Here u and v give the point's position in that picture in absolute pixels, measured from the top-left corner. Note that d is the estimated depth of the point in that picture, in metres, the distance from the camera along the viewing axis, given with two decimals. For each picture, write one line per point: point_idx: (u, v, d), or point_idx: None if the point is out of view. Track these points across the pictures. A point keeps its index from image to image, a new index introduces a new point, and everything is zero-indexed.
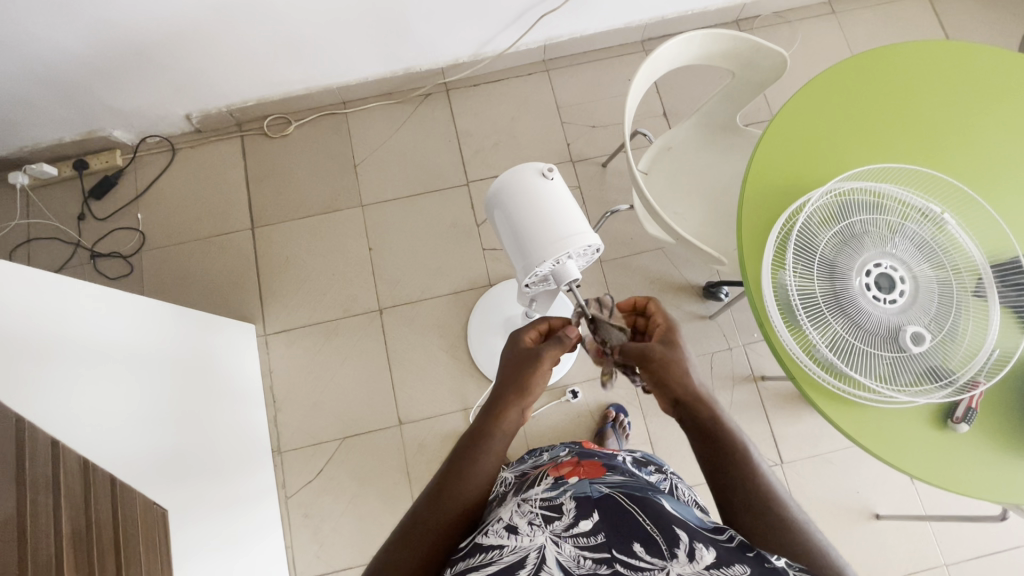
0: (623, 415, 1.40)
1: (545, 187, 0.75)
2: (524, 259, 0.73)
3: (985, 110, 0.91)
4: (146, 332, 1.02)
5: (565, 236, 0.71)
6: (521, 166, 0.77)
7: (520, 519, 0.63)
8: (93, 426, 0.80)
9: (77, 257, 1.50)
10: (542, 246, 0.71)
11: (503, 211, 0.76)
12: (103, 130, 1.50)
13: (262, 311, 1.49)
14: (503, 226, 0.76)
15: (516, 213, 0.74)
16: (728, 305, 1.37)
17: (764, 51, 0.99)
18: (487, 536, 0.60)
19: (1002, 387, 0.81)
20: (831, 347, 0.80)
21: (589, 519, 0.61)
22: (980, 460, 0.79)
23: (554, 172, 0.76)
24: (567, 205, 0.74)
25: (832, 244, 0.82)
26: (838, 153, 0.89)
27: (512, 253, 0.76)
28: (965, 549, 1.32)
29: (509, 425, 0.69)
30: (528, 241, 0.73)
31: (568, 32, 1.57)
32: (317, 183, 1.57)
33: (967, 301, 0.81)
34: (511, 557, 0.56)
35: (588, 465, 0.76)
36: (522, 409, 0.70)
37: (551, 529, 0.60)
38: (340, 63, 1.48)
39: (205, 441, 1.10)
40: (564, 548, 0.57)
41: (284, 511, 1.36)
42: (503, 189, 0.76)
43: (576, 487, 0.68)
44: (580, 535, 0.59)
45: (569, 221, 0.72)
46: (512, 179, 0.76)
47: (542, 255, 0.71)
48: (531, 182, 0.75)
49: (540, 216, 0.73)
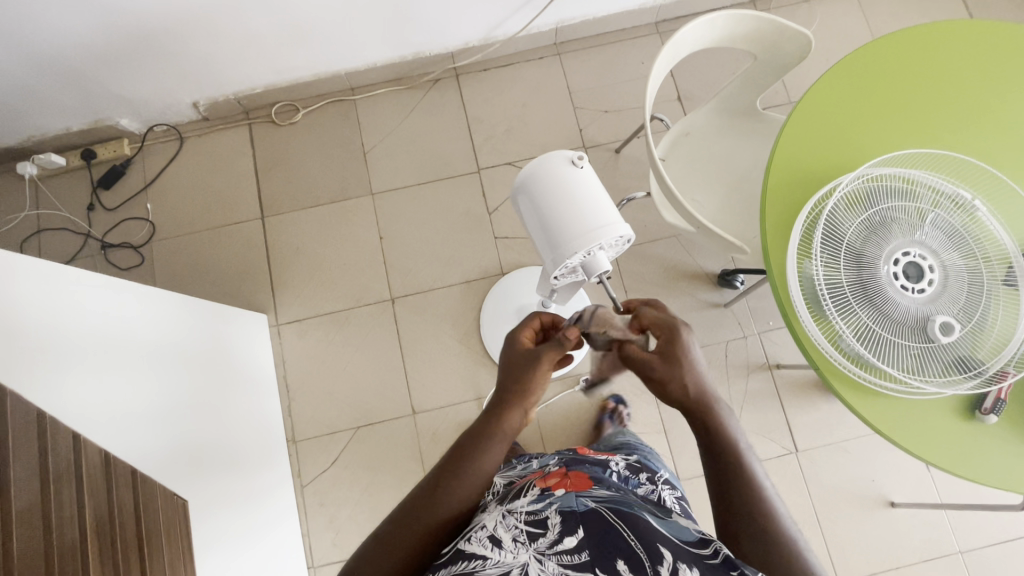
0: (622, 406, 1.41)
1: (574, 176, 0.73)
2: (554, 251, 0.72)
3: (1020, 91, 0.88)
4: (161, 325, 1.02)
5: (596, 227, 0.69)
6: (550, 154, 0.75)
7: (504, 531, 0.64)
8: (111, 420, 0.80)
9: (87, 249, 1.50)
10: (572, 238, 0.70)
11: (530, 201, 0.75)
12: (110, 119, 1.48)
13: (273, 301, 1.49)
14: (530, 216, 0.75)
15: (544, 203, 0.73)
16: (744, 293, 1.35)
17: (789, 32, 0.96)
18: (471, 543, 0.62)
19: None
20: (856, 337, 0.78)
21: (574, 534, 0.62)
22: (1006, 454, 0.78)
23: (584, 161, 0.74)
24: (598, 195, 0.73)
25: (861, 231, 0.81)
26: (866, 137, 0.87)
27: (540, 244, 0.75)
28: (981, 536, 1.32)
29: (510, 427, 0.68)
30: (557, 232, 0.72)
31: (580, 14, 1.54)
32: (327, 171, 1.55)
33: (998, 290, 0.79)
34: (494, 570, 0.58)
35: (575, 477, 0.79)
36: (523, 411, 0.70)
37: (535, 546, 0.62)
38: (347, 48, 1.45)
39: (221, 433, 1.10)
40: (547, 566, 0.58)
41: (301, 500, 1.37)
42: (531, 178, 0.75)
43: (562, 500, 0.70)
44: (563, 553, 0.60)
45: (599, 211, 0.71)
46: (540, 167, 0.74)
47: (573, 247, 0.69)
48: (561, 170, 0.73)
49: (569, 207, 0.71)
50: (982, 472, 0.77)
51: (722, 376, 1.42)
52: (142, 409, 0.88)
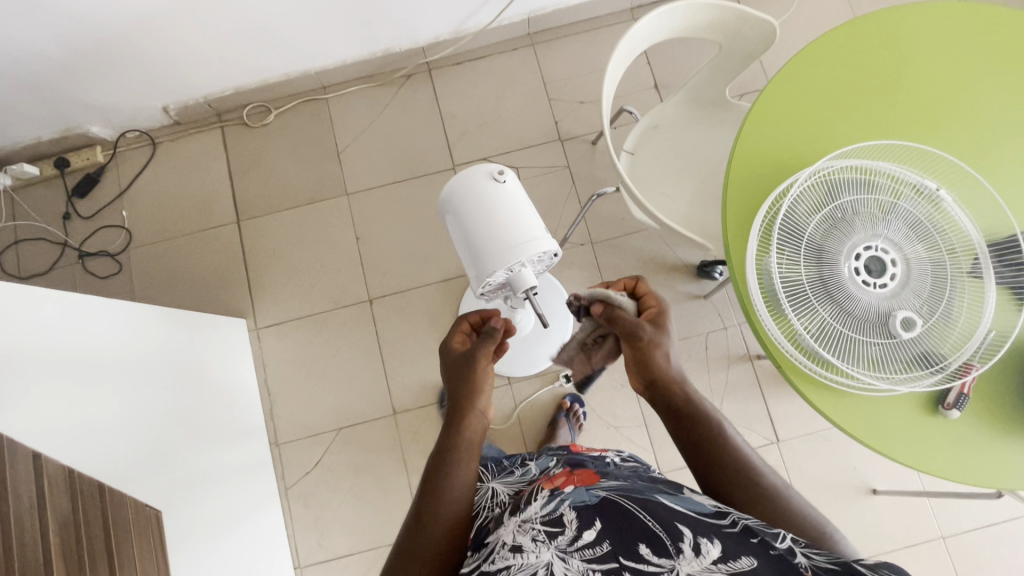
0: (578, 405, 1.38)
1: (495, 190, 0.72)
2: (476, 268, 0.72)
3: (988, 76, 0.86)
4: (134, 337, 1.02)
5: (516, 244, 0.69)
6: (471, 168, 0.74)
7: (523, 537, 0.61)
8: (80, 436, 0.81)
9: (66, 258, 1.50)
10: (492, 255, 0.70)
11: (453, 217, 0.74)
12: (81, 127, 1.47)
13: (252, 305, 1.49)
14: (456, 233, 0.75)
15: (468, 220, 0.73)
16: (722, 284, 1.34)
17: (752, 20, 0.93)
18: (494, 562, 0.60)
19: (1001, 371, 0.79)
20: (817, 335, 0.77)
21: (592, 527, 0.60)
22: (987, 450, 0.77)
23: (506, 174, 0.73)
24: (520, 210, 0.72)
25: (821, 227, 0.79)
26: (830, 128, 0.85)
27: (466, 260, 0.75)
28: (962, 521, 1.32)
29: (472, 434, 0.71)
30: (481, 249, 0.72)
31: (552, 3, 1.51)
32: (301, 172, 1.54)
33: (961, 281, 0.78)
34: None
35: (582, 474, 0.75)
36: (481, 414, 0.73)
37: (556, 544, 0.58)
38: (316, 47, 1.43)
39: (200, 442, 1.11)
40: (572, 564, 0.55)
41: (285, 502, 1.38)
42: (454, 194, 0.74)
43: (573, 496, 0.66)
44: (585, 548, 0.57)
45: (524, 228, 0.71)
46: (462, 183, 0.74)
47: (493, 264, 0.70)
48: (482, 186, 0.73)
49: (491, 224, 0.71)
50: (959, 469, 0.77)
51: (703, 368, 1.41)
52: (112, 425, 0.88)
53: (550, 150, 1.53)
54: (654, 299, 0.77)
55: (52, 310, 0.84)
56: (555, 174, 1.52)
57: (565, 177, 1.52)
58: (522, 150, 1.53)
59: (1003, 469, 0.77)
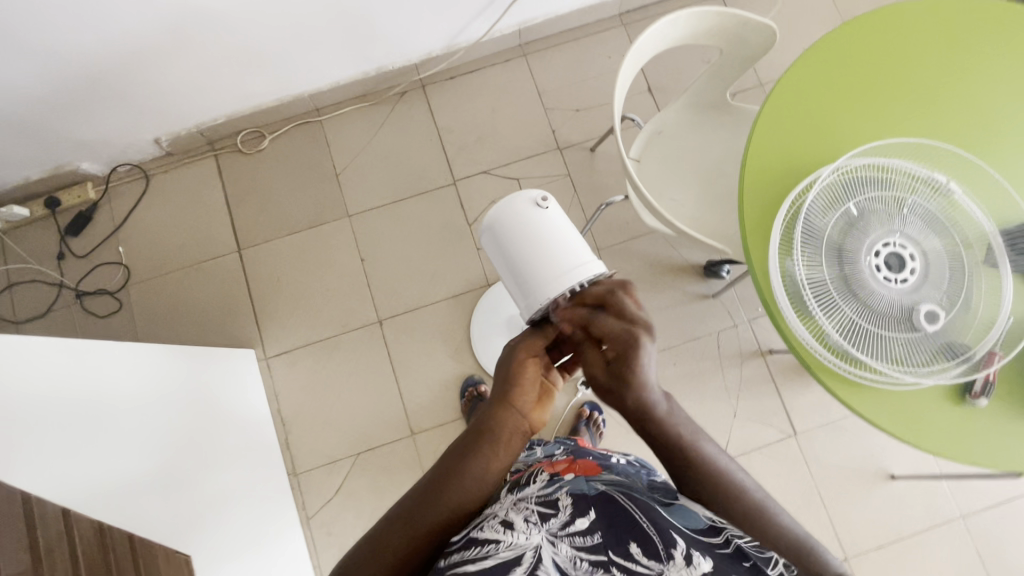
0: (597, 413, 1.39)
1: (539, 218, 0.75)
2: (525, 294, 0.72)
3: (986, 68, 0.88)
4: (146, 379, 0.99)
5: (567, 269, 0.71)
6: (514, 196, 0.77)
7: (516, 515, 0.61)
8: (102, 488, 0.79)
9: (62, 299, 1.46)
10: (543, 281, 0.71)
11: (498, 247, 0.76)
12: (71, 164, 1.44)
13: (260, 334, 1.46)
14: (502, 264, 0.76)
15: (513, 247, 0.74)
16: (731, 283, 1.35)
17: (752, 25, 0.94)
18: (484, 531, 0.59)
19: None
20: (843, 332, 0.78)
21: (586, 516, 0.61)
22: (1012, 433, 0.79)
23: (548, 201, 0.76)
24: (565, 234, 0.74)
25: (839, 227, 0.80)
26: (840, 128, 0.86)
27: (512, 287, 0.75)
28: (980, 500, 1.34)
29: (503, 432, 0.66)
30: (529, 275, 0.72)
31: (542, 14, 1.51)
32: (300, 197, 1.52)
33: (979, 271, 0.79)
34: (509, 552, 0.56)
35: (583, 462, 0.76)
36: (518, 414, 0.67)
37: (548, 527, 0.60)
38: (307, 69, 1.42)
39: (221, 479, 1.09)
40: (561, 550, 0.58)
41: (308, 532, 1.36)
42: (498, 221, 0.76)
43: (572, 482, 0.67)
44: (577, 535, 0.59)
45: (570, 254, 0.72)
46: (506, 211, 0.76)
47: (545, 293, 0.70)
48: (527, 213, 0.75)
49: (539, 250, 0.72)
50: (967, 450, 0.78)
51: (716, 366, 1.42)
52: (133, 469, 0.86)
53: (549, 159, 1.54)
54: (614, 335, 0.63)
55: (65, 357, 0.82)
56: (556, 183, 1.52)
57: (566, 185, 1.52)
58: (522, 161, 1.54)
59: (1009, 451, 0.78)
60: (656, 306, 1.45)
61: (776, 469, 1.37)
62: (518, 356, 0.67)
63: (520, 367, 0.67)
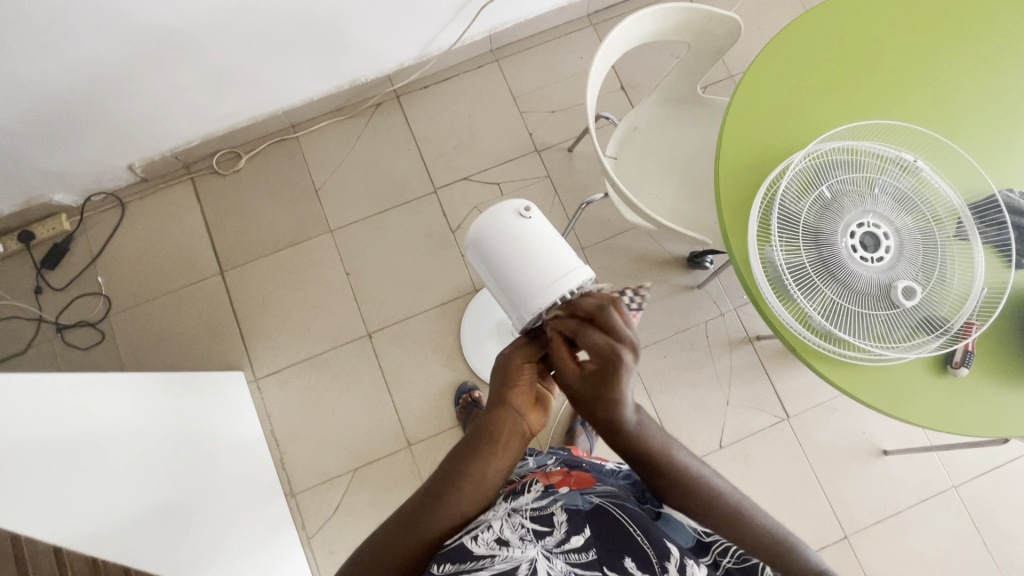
0: None
1: (524, 229, 0.73)
2: (517, 307, 0.72)
3: (945, 49, 0.90)
4: (133, 409, 0.97)
5: (556, 279, 0.70)
6: (496, 208, 0.75)
7: (510, 532, 0.61)
8: (97, 522, 0.76)
9: (42, 333, 1.43)
10: (532, 293, 0.70)
11: (485, 259, 0.75)
12: (43, 196, 1.41)
13: (248, 355, 1.45)
14: (490, 275, 0.75)
15: (501, 261, 0.73)
16: (715, 273, 1.37)
17: (717, 18, 0.96)
18: (477, 543, 0.59)
19: (1004, 321, 0.83)
20: (824, 313, 0.80)
21: (581, 533, 0.62)
22: (997, 399, 0.81)
23: (531, 211, 0.75)
24: (551, 243, 0.73)
25: (814, 210, 0.82)
26: (809, 115, 0.88)
27: (502, 301, 0.75)
28: (970, 469, 1.37)
29: (501, 435, 0.66)
30: (517, 286, 0.72)
31: (511, 18, 1.52)
32: (280, 214, 1.51)
33: (951, 245, 0.82)
34: (503, 565, 0.55)
35: (578, 476, 0.76)
36: (516, 418, 0.67)
37: (543, 544, 0.60)
38: (280, 85, 1.41)
39: (214, 504, 1.06)
40: (556, 565, 0.57)
41: (310, 552, 1.34)
42: (482, 236, 0.75)
43: (567, 497, 0.68)
44: (572, 552, 0.59)
45: (557, 261, 0.71)
46: (490, 225, 0.74)
47: (534, 303, 0.69)
48: (511, 225, 0.73)
49: (526, 262, 0.71)
50: (955, 424, 0.80)
51: (706, 357, 1.44)
52: (126, 502, 0.84)
53: (527, 162, 1.55)
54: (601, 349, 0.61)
55: (52, 395, 0.81)
56: (536, 185, 1.53)
57: (546, 187, 1.53)
58: (501, 165, 1.54)
59: (996, 420, 0.80)
60: None
61: (771, 454, 1.39)
62: (516, 358, 0.68)
63: (515, 372, 0.68)
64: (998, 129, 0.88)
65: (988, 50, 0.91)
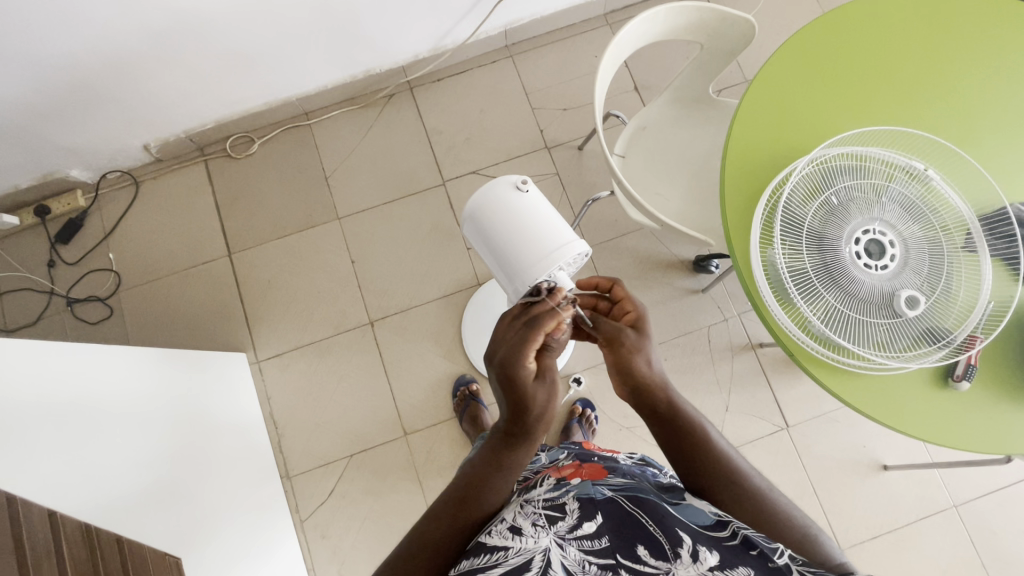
0: (589, 410, 1.39)
1: (521, 203, 0.73)
2: (513, 281, 0.72)
3: (963, 58, 0.89)
4: (135, 384, 0.98)
5: (551, 251, 0.70)
6: (493, 182, 0.76)
7: (524, 520, 0.61)
8: (92, 490, 0.77)
9: (54, 306, 1.46)
10: (526, 266, 0.70)
11: (481, 233, 0.76)
12: (60, 171, 1.44)
13: (251, 337, 1.46)
14: (486, 250, 0.76)
15: (497, 236, 0.73)
16: (720, 278, 1.36)
17: (731, 19, 0.95)
18: (492, 537, 0.60)
19: (1016, 334, 0.81)
20: (824, 319, 0.79)
21: (593, 520, 0.60)
22: (1014, 415, 0.79)
23: (529, 184, 0.75)
24: (548, 217, 0.73)
25: (818, 215, 0.81)
26: (819, 119, 0.87)
27: (500, 276, 0.75)
28: (973, 488, 1.35)
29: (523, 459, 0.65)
30: (513, 260, 0.72)
31: (528, 14, 1.52)
32: (289, 201, 1.53)
33: (958, 256, 0.80)
34: (517, 559, 0.56)
35: (590, 467, 0.74)
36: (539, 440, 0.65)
37: (555, 530, 0.59)
38: (296, 72, 1.42)
39: (210, 481, 1.07)
40: (569, 552, 0.56)
41: (301, 535, 1.35)
42: (478, 212, 0.75)
43: (579, 487, 0.66)
44: (584, 538, 0.58)
45: (553, 234, 0.71)
46: (485, 199, 0.75)
47: (530, 274, 0.70)
48: (507, 199, 0.74)
49: (520, 235, 0.71)
50: (975, 439, 0.79)
51: (707, 361, 1.43)
52: (122, 472, 0.85)
53: (537, 158, 1.55)
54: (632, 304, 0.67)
55: (49, 361, 0.81)
56: (545, 181, 1.53)
57: (554, 184, 1.53)
58: (510, 160, 1.54)
59: (1014, 435, 0.79)
60: (645, 302, 1.45)
61: (769, 463, 1.37)
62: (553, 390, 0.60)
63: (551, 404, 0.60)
64: (1012, 141, 0.86)
65: (1005, 60, 0.89)
